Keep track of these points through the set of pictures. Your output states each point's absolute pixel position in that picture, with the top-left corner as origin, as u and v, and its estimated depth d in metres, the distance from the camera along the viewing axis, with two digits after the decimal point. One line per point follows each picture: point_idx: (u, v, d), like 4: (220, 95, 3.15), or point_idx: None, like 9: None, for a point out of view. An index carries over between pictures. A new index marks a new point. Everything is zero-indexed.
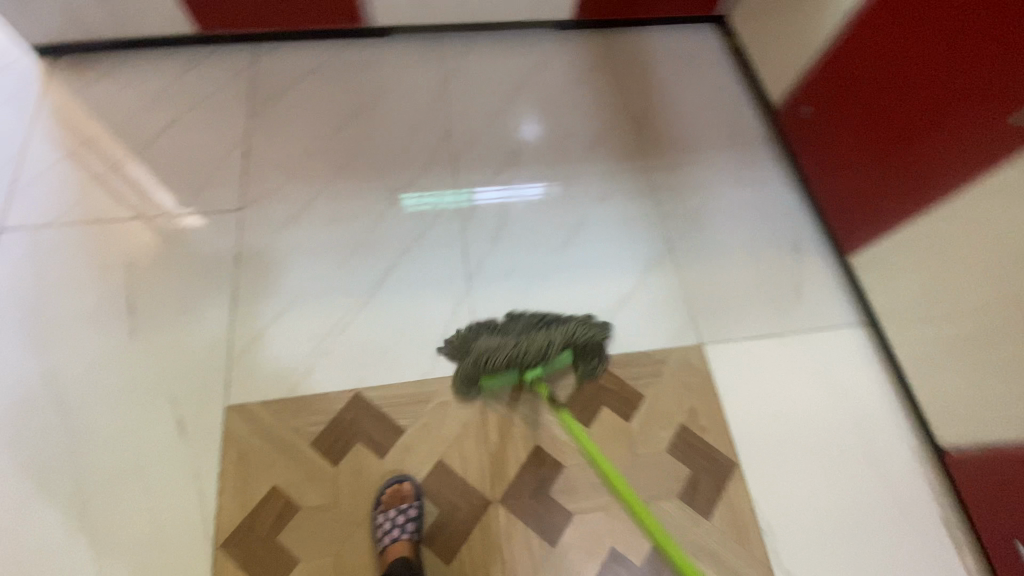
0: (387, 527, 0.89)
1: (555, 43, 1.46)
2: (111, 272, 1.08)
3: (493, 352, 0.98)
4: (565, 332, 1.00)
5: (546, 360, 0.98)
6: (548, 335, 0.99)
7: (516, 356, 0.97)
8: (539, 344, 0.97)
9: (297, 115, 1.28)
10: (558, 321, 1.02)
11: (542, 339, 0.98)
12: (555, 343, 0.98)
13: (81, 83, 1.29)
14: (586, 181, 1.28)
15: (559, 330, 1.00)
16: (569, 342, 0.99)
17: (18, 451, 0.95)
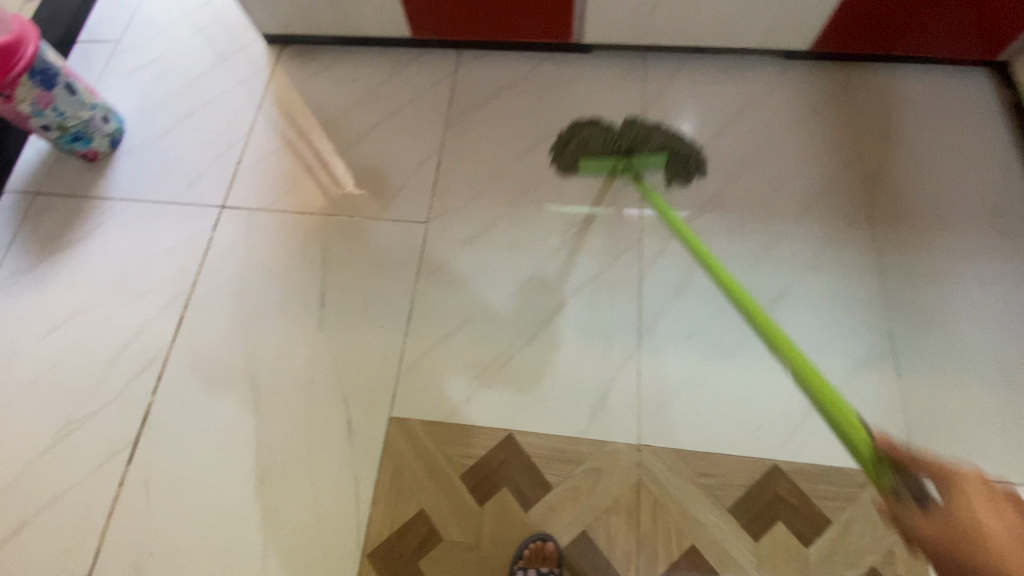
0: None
1: (779, 74, 1.28)
2: (309, 263, 1.17)
3: (594, 139, 1.04)
4: (667, 134, 1.03)
5: (638, 152, 1.03)
6: (649, 130, 1.03)
7: (610, 146, 1.03)
8: (638, 133, 1.02)
9: (490, 130, 1.27)
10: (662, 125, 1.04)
11: (642, 130, 1.02)
12: (653, 139, 1.02)
13: (306, 75, 1.39)
14: (793, 243, 1.11)
15: (661, 131, 1.03)
16: (667, 144, 1.02)
17: (216, 416, 1.07)
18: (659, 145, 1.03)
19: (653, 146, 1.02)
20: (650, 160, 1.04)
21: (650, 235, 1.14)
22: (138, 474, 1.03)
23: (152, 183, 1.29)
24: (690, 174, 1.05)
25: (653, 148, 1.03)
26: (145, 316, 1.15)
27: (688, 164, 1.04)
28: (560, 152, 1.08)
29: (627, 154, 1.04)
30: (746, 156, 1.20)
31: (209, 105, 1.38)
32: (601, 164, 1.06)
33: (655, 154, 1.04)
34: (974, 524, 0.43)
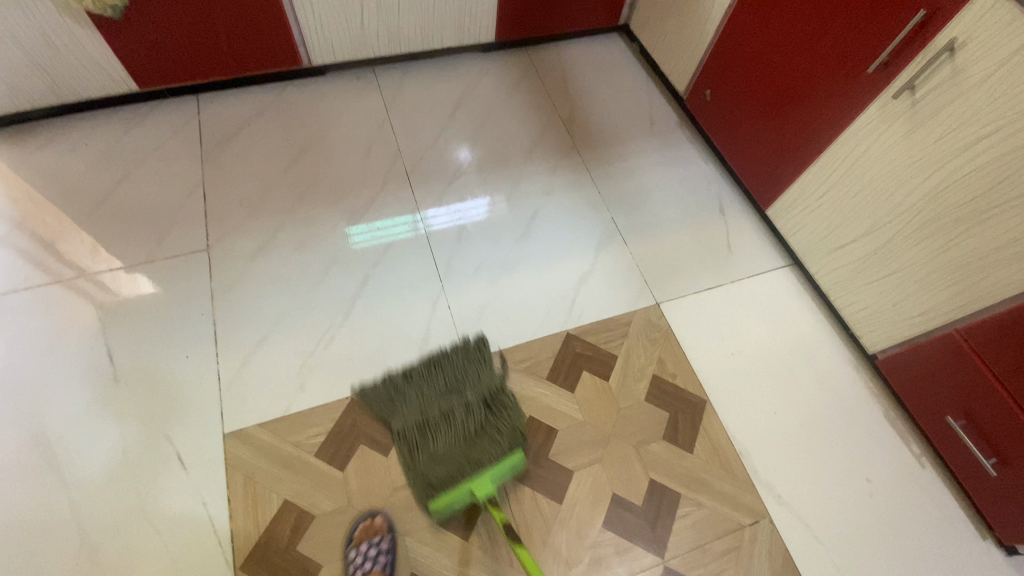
0: (359, 560, 0.90)
1: (482, 63, 1.61)
2: (85, 325, 1.09)
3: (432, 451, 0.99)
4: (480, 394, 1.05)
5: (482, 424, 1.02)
6: (466, 410, 1.03)
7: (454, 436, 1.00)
8: (467, 427, 1.01)
9: (249, 155, 1.34)
10: (482, 416, 1.03)
11: (465, 413, 1.02)
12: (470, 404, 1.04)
13: (22, 151, 1.29)
14: (531, 178, 1.40)
15: (469, 393, 1.06)
16: (483, 396, 1.05)
17: (11, 518, 0.93)
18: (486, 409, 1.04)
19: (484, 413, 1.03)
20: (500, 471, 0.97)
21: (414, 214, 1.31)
22: None
23: None
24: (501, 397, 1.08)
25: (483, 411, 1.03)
26: None
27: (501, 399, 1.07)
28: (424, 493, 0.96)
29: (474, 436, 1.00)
30: (476, 126, 1.48)
31: None
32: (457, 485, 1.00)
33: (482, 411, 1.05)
34: None
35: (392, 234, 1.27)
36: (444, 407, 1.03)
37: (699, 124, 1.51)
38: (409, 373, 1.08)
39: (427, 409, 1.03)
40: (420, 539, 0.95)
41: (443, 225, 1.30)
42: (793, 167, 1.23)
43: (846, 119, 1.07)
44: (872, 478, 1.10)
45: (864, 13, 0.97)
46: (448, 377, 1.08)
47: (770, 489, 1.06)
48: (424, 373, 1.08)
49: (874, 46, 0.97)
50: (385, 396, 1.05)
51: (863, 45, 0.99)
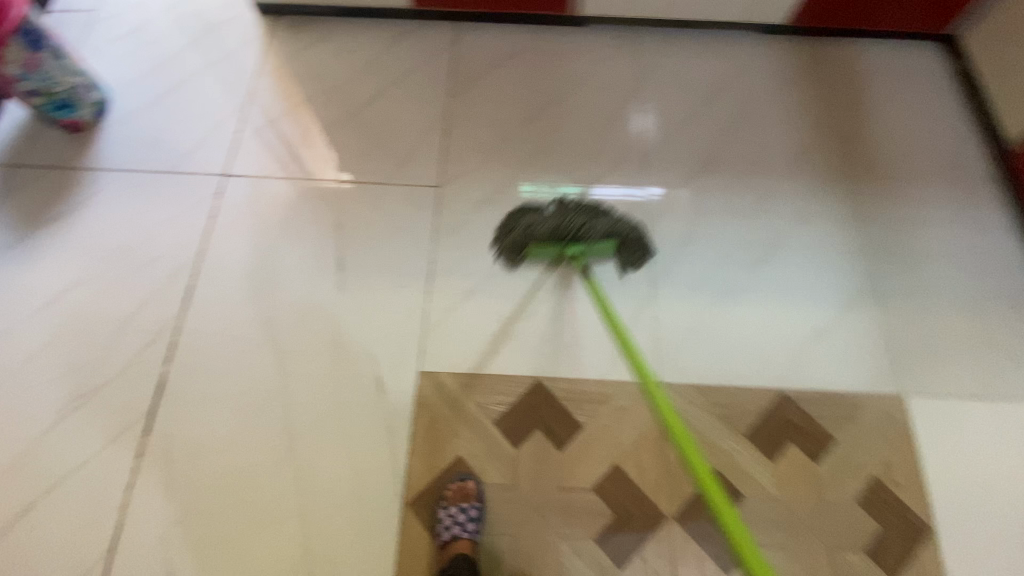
0: (448, 523, 0.90)
1: (758, 47, 1.38)
2: (322, 227, 1.16)
3: (538, 226, 1.05)
4: (609, 221, 1.04)
5: (588, 239, 1.04)
6: (591, 231, 1.03)
7: (561, 230, 1.04)
8: (580, 240, 1.04)
9: (495, 97, 1.30)
10: (600, 237, 1.04)
11: (584, 222, 1.03)
12: (596, 229, 1.03)
13: (302, 44, 1.37)
14: (783, 198, 1.21)
15: (602, 222, 1.04)
16: (611, 231, 1.04)
17: (237, 382, 1.05)
18: (603, 236, 1.04)
19: (598, 235, 1.03)
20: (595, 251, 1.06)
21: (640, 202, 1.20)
22: (158, 443, 1.00)
23: (143, 155, 1.24)
24: (638, 257, 1.07)
25: (599, 234, 1.04)
26: (151, 287, 1.12)
27: (634, 250, 1.06)
28: (506, 244, 1.09)
29: (579, 238, 1.04)
30: (734, 122, 1.30)
31: (199, 74, 1.33)
32: (551, 252, 1.08)
33: (601, 243, 1.05)
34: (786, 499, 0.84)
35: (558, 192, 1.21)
36: (574, 216, 1.04)
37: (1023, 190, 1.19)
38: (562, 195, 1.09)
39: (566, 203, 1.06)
40: (574, 549, 0.92)
41: (611, 197, 1.21)
42: None
43: None
44: None
45: None
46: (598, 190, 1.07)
47: None
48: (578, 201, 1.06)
49: None
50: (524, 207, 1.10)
51: None
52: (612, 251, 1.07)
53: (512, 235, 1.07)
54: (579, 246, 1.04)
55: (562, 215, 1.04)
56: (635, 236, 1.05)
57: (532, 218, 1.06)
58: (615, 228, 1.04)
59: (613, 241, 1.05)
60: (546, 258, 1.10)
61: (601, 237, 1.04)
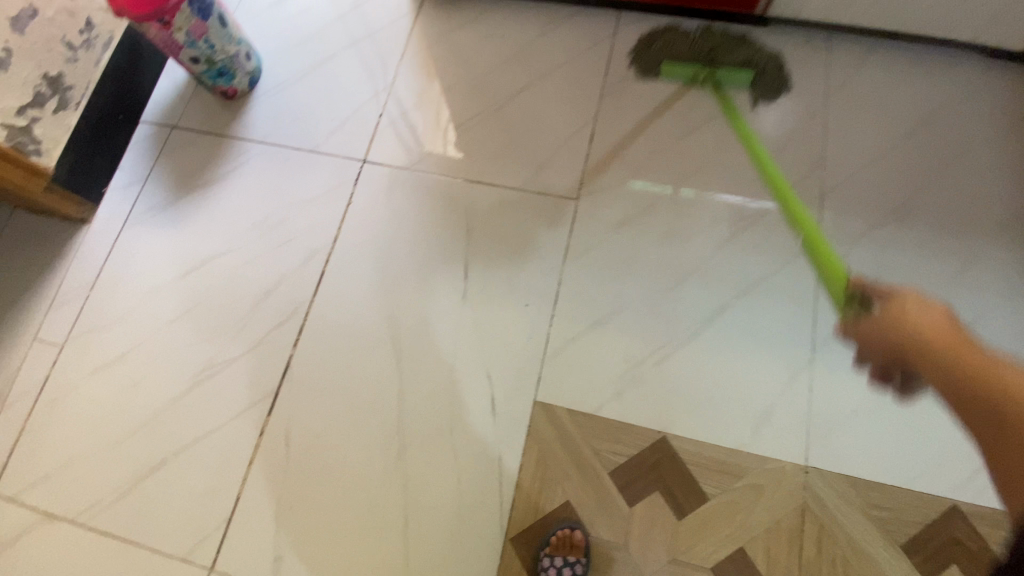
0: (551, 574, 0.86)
1: (985, 72, 1.13)
2: (452, 228, 1.12)
3: (679, 44, 1.15)
4: (750, 51, 1.13)
5: (726, 63, 1.12)
6: (735, 51, 1.12)
7: (702, 48, 1.13)
8: (724, 56, 1.12)
9: (652, 103, 1.17)
10: (743, 56, 1.12)
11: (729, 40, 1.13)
12: (737, 55, 1.12)
13: (450, 25, 1.29)
14: (990, 266, 1.00)
15: (745, 50, 1.13)
16: (750, 60, 1.12)
17: (355, 378, 1.05)
18: (739, 64, 1.12)
19: (737, 61, 1.12)
20: (731, 77, 1.12)
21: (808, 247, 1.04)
22: (278, 426, 1.03)
23: (289, 129, 1.24)
24: (773, 92, 1.13)
25: (740, 64, 1.12)
26: (284, 267, 1.13)
27: (771, 81, 1.13)
28: (644, 61, 1.18)
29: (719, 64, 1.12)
30: (939, 164, 1.08)
31: (346, 50, 1.31)
32: (686, 72, 1.14)
33: (738, 75, 1.12)
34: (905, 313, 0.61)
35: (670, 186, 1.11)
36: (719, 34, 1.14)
37: None
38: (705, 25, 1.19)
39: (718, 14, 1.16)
40: None
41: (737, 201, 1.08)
42: None
43: None
44: None
45: None
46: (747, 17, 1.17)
47: None
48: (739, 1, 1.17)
49: None
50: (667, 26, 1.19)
51: None
52: (745, 86, 1.14)
53: (653, 51, 1.17)
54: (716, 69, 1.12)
55: (706, 35, 1.14)
56: (776, 67, 1.13)
57: (674, 36, 1.17)
58: (755, 59, 1.12)
59: (750, 72, 1.12)
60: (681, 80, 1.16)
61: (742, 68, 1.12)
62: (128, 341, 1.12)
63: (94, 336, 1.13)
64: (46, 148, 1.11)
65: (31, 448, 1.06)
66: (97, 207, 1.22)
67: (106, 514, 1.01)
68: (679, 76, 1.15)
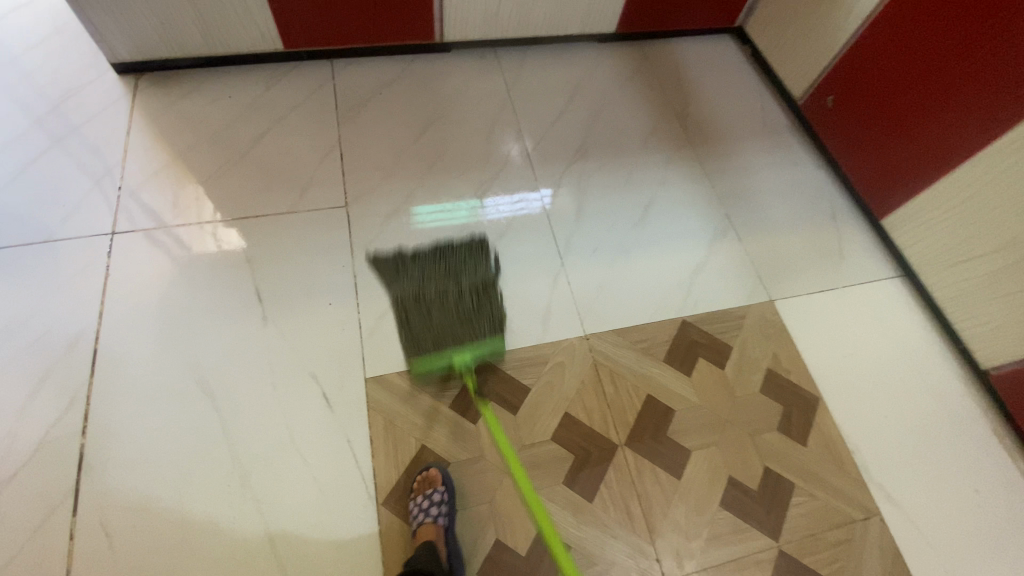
0: (417, 510, 0.92)
1: (598, 54, 1.64)
2: (233, 264, 1.15)
3: (424, 325, 1.08)
4: (489, 314, 1.11)
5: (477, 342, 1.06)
6: (476, 338, 1.07)
7: (444, 339, 1.06)
8: (468, 334, 1.07)
9: (381, 121, 1.40)
10: (485, 312, 1.11)
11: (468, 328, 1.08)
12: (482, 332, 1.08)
13: (173, 97, 1.36)
14: (646, 167, 1.43)
15: (482, 297, 1.12)
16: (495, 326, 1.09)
17: (171, 436, 0.99)
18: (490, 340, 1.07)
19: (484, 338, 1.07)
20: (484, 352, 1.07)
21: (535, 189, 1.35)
22: (88, 522, 0.91)
23: (11, 229, 1.14)
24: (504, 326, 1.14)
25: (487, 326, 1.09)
26: (45, 362, 1.02)
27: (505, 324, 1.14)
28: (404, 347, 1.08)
29: (462, 340, 1.06)
30: (594, 114, 1.51)
31: (63, 140, 1.27)
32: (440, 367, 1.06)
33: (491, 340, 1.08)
34: None
35: (454, 218, 1.28)
36: (454, 281, 1.13)
37: (813, 132, 1.53)
38: (415, 254, 1.18)
39: (425, 286, 1.12)
40: (547, 497, 0.99)
41: (505, 210, 1.31)
42: (907, 188, 1.30)
43: (995, 133, 1.09)
44: (980, 489, 1.12)
45: (982, 65, 1.09)
46: (451, 264, 1.16)
47: (881, 488, 1.09)
48: (430, 255, 1.18)
49: (994, 87, 1.07)
50: (410, 288, 1.13)
51: (984, 81, 1.09)
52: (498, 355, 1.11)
53: (409, 331, 1.08)
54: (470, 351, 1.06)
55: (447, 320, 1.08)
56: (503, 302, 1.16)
57: (409, 293, 1.12)
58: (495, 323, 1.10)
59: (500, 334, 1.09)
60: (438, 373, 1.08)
61: (488, 331, 1.09)
62: None
63: None
64: None
65: None
66: None
67: None
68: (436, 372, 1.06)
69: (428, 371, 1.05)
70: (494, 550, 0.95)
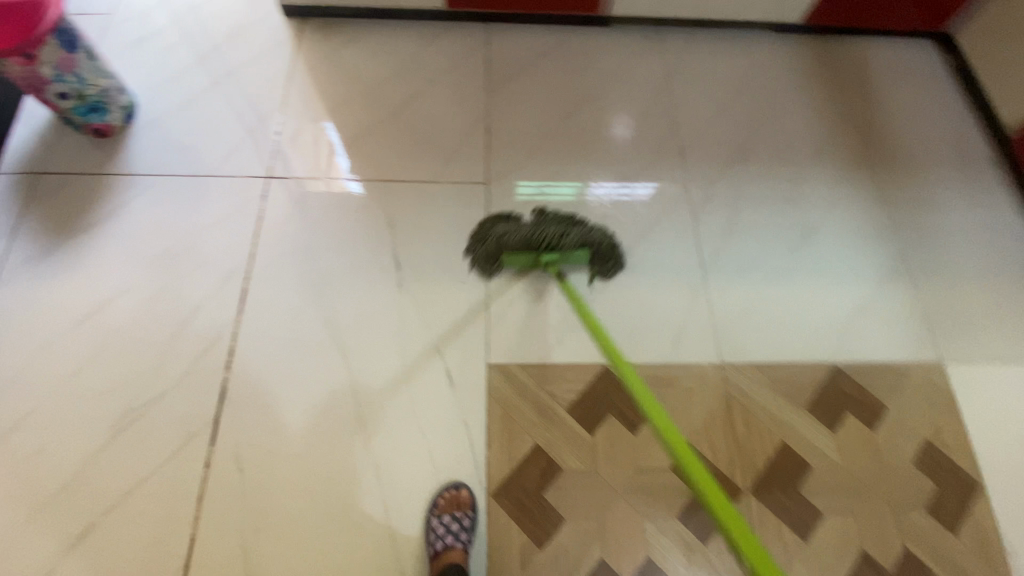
0: (441, 532, 0.90)
1: (773, 46, 1.45)
2: (374, 226, 1.16)
3: (510, 235, 1.08)
4: (582, 231, 1.09)
5: (564, 247, 1.07)
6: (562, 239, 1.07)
7: (534, 239, 1.07)
8: (557, 239, 1.07)
9: (530, 95, 1.33)
10: (577, 223, 1.10)
11: (559, 231, 1.07)
12: (568, 237, 1.07)
13: (332, 45, 1.36)
14: (811, 183, 1.28)
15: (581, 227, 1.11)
16: (585, 240, 1.08)
17: (301, 386, 1.03)
18: (577, 244, 1.08)
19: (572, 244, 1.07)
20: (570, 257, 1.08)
21: (684, 192, 1.24)
22: (226, 453, 0.98)
23: (179, 159, 1.20)
24: (608, 265, 1.11)
25: (573, 242, 1.08)
26: (200, 294, 1.08)
27: (604, 259, 1.10)
28: (484, 249, 1.10)
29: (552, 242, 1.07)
30: (760, 116, 1.36)
31: (229, 77, 1.31)
32: (526, 259, 1.09)
33: (576, 251, 1.08)
34: None
35: (555, 193, 1.22)
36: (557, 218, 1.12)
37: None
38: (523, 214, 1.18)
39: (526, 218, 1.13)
40: (658, 528, 0.95)
41: (607, 192, 1.23)
42: None
43: None
44: None
45: None
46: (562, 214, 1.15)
47: None
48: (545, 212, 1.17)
49: None
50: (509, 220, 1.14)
51: None
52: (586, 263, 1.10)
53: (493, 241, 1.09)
54: (555, 253, 1.07)
55: (535, 225, 1.08)
56: (608, 243, 1.10)
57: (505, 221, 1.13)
58: (588, 239, 1.09)
59: (587, 248, 1.09)
60: (520, 266, 1.11)
61: (576, 246, 1.08)
62: (23, 405, 0.99)
63: None
64: None
65: None
66: None
67: None
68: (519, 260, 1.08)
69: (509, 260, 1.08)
70: (597, 570, 0.92)
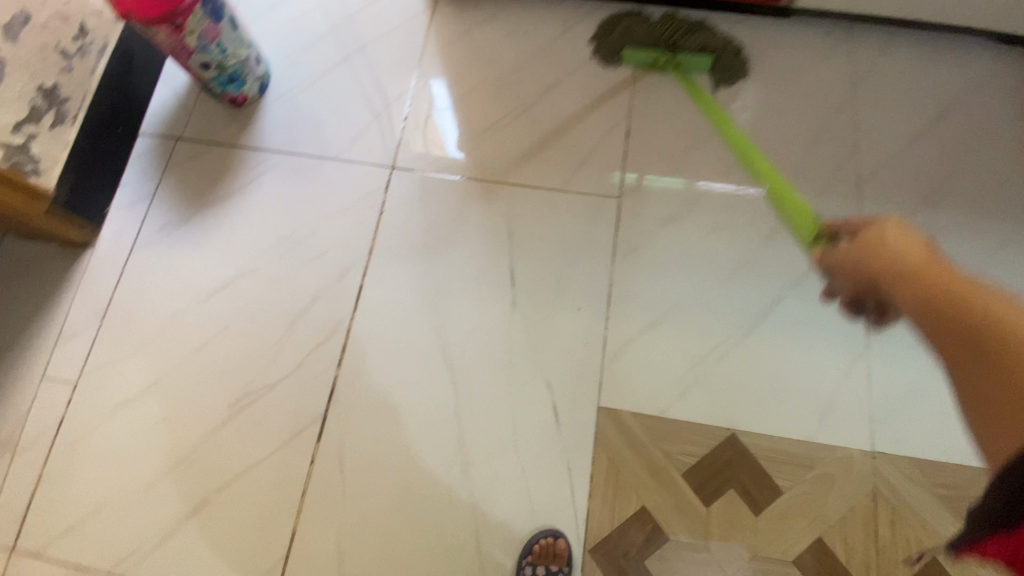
0: None
1: (995, 60, 1.17)
2: (494, 233, 1.09)
3: (639, 33, 1.18)
4: (704, 37, 1.18)
5: (685, 49, 1.17)
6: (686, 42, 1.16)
7: (661, 36, 1.17)
8: (681, 41, 1.17)
9: (681, 98, 1.16)
10: (702, 28, 1.19)
11: (683, 35, 1.17)
12: (692, 39, 1.17)
13: (469, 24, 1.25)
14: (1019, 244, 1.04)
15: (706, 34, 1.18)
16: (706, 45, 1.17)
17: (405, 396, 1.00)
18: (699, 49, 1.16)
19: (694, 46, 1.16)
20: (693, 59, 1.16)
21: None
22: (329, 454, 0.98)
23: (306, 138, 1.17)
24: (731, 74, 1.17)
25: (694, 46, 1.17)
26: (317, 284, 1.07)
27: (725, 66, 1.17)
28: (608, 47, 1.20)
29: (676, 45, 1.16)
30: (964, 151, 1.11)
31: (360, 52, 1.24)
32: (649, 57, 1.16)
33: (698, 57, 1.15)
34: (884, 243, 0.63)
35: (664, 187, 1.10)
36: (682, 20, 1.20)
37: None
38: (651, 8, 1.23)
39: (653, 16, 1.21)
40: None
41: (722, 189, 1.10)
42: None
43: None
44: None
45: None
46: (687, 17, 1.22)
47: None
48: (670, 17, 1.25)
49: None
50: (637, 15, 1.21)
51: None
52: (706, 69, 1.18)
53: (620, 36, 1.19)
54: (678, 54, 1.16)
55: (664, 25, 1.17)
56: (730, 53, 1.18)
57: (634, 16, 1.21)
58: (710, 45, 1.17)
59: (709, 57, 1.15)
60: (641, 65, 1.18)
61: (698, 52, 1.17)
62: (151, 373, 1.04)
63: (111, 370, 1.04)
64: (44, 168, 1.00)
65: (54, 496, 0.98)
66: (100, 229, 1.13)
67: (143, 564, 0.94)
68: (642, 59, 1.17)
69: (633, 56, 1.16)
70: None
